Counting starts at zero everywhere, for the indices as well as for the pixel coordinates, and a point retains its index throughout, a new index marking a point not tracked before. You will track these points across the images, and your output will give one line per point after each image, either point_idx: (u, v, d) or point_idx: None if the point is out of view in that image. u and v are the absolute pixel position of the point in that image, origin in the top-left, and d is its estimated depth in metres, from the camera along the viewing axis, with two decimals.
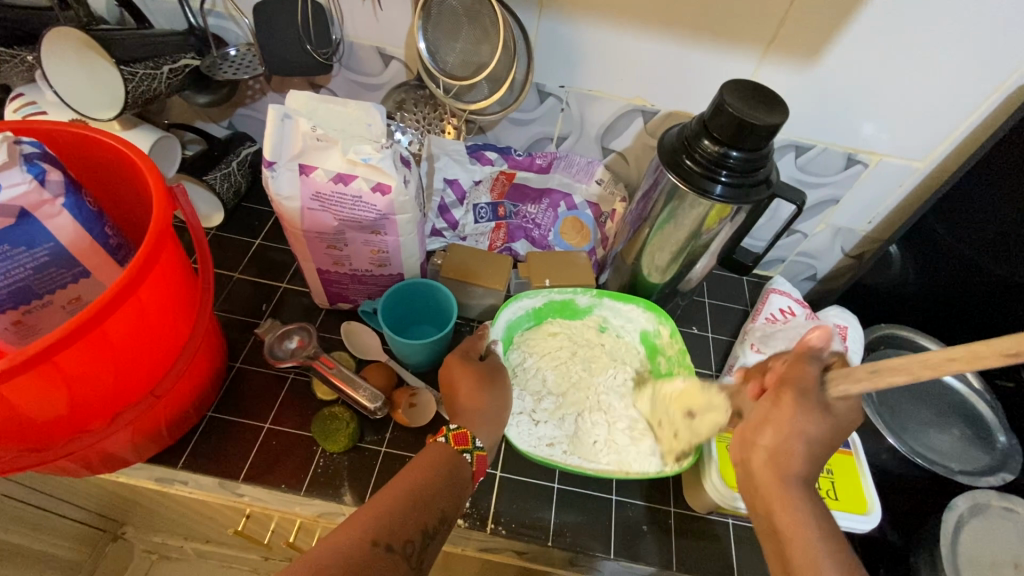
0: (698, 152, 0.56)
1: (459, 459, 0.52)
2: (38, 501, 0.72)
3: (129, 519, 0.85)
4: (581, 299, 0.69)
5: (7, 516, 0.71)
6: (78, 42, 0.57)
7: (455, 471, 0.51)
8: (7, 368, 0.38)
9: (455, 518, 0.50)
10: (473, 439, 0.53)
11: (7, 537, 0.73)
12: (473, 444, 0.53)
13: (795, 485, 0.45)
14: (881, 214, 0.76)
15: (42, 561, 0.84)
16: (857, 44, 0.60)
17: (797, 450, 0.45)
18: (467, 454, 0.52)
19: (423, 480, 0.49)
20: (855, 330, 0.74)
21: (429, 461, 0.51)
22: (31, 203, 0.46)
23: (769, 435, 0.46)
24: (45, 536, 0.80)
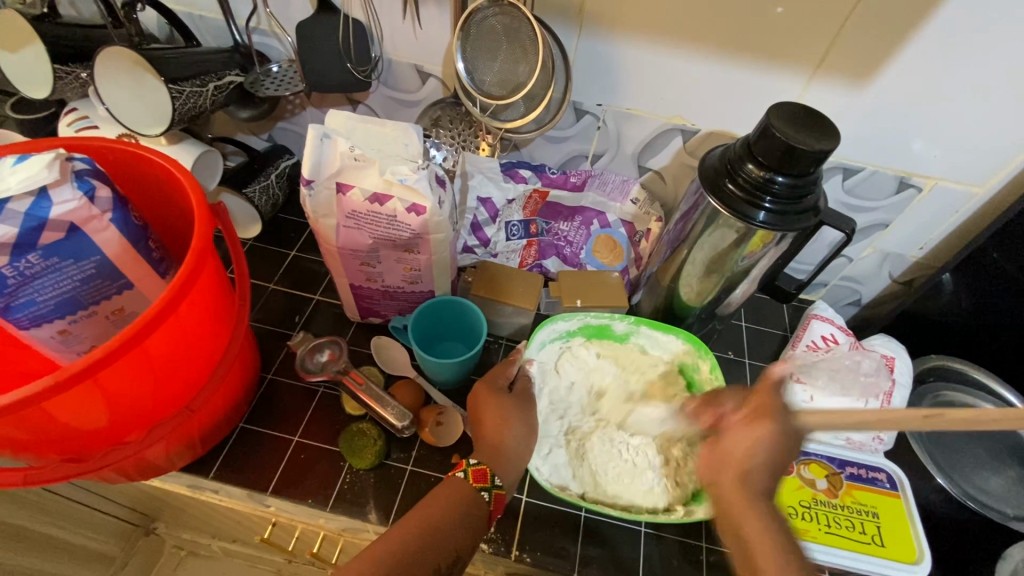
0: (742, 176, 0.54)
1: (476, 496, 0.51)
2: (78, 496, 0.74)
3: (161, 516, 0.86)
4: (619, 325, 0.67)
5: (47, 510, 0.73)
6: (127, 62, 0.59)
7: (473, 506, 0.51)
8: (52, 385, 0.39)
9: (468, 556, 0.50)
10: (491, 477, 0.52)
11: (50, 528, 0.76)
12: (491, 483, 0.52)
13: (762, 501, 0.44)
14: (935, 239, 0.72)
15: (80, 554, 0.86)
16: (914, 65, 0.57)
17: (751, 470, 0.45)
18: (484, 492, 0.51)
19: (438, 515, 0.49)
20: (903, 361, 0.71)
21: (448, 493, 0.51)
22: (80, 218, 0.48)
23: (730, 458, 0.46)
24: (82, 529, 0.82)
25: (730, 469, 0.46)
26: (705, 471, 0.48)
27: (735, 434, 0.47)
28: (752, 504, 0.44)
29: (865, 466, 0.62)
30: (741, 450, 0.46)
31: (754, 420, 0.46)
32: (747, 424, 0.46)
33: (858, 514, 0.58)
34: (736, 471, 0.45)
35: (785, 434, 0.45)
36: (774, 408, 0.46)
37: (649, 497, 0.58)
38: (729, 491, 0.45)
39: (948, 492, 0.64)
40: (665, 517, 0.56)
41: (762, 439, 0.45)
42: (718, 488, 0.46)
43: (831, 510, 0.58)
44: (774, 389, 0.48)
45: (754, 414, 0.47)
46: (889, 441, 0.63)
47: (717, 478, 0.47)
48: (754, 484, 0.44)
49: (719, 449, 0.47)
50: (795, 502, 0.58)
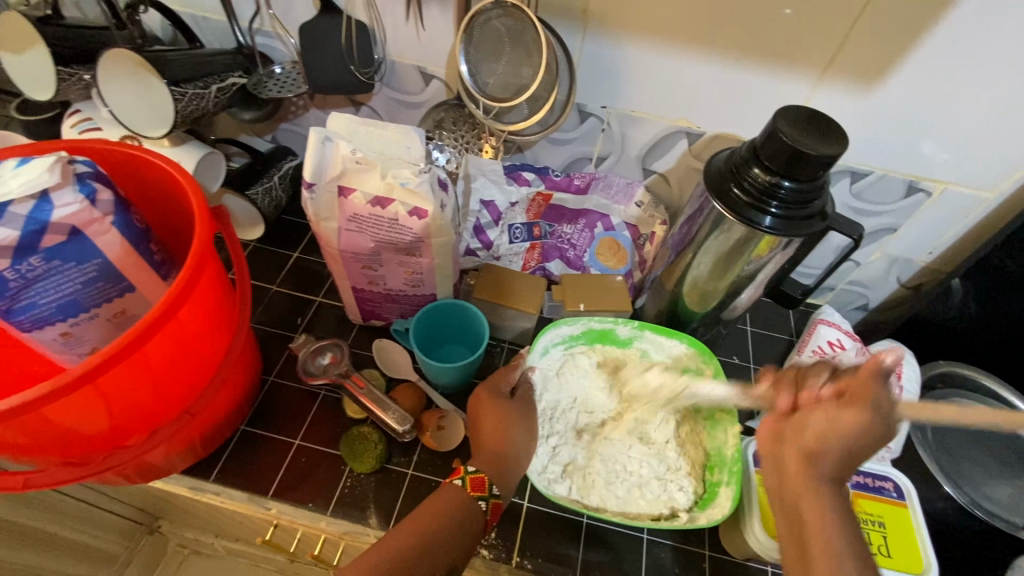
0: (748, 180, 0.53)
1: (472, 505, 0.51)
2: (81, 495, 0.74)
3: (164, 514, 0.86)
4: (622, 330, 0.67)
5: (50, 509, 0.73)
6: (132, 63, 0.59)
7: (466, 516, 0.50)
8: (51, 391, 0.39)
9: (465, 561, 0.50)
10: (489, 487, 0.51)
11: (53, 527, 0.76)
12: (489, 491, 0.51)
13: (828, 486, 0.43)
14: (945, 244, 0.71)
15: (84, 553, 0.86)
16: (924, 69, 0.56)
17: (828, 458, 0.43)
18: (482, 501, 0.51)
19: (434, 522, 0.49)
20: (911, 367, 0.70)
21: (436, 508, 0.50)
22: (81, 221, 0.48)
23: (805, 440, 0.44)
24: (84, 527, 0.82)
25: (801, 449, 0.44)
26: (766, 443, 0.47)
27: (810, 414, 0.45)
28: (816, 491, 0.43)
29: (872, 475, 0.61)
30: (822, 436, 0.43)
31: (845, 404, 0.43)
32: (834, 405, 0.43)
33: (864, 524, 0.57)
34: (799, 451, 0.44)
35: (877, 427, 0.41)
36: (866, 394, 0.42)
37: (651, 505, 0.58)
38: (790, 469, 0.44)
39: (956, 500, 0.63)
40: (668, 524, 0.55)
41: (847, 425, 0.42)
42: (781, 465, 0.45)
43: None
44: (875, 376, 0.43)
45: (843, 397, 0.43)
46: (897, 448, 0.64)
47: (781, 455, 0.46)
48: (821, 468, 0.43)
49: (796, 423, 0.45)
50: None
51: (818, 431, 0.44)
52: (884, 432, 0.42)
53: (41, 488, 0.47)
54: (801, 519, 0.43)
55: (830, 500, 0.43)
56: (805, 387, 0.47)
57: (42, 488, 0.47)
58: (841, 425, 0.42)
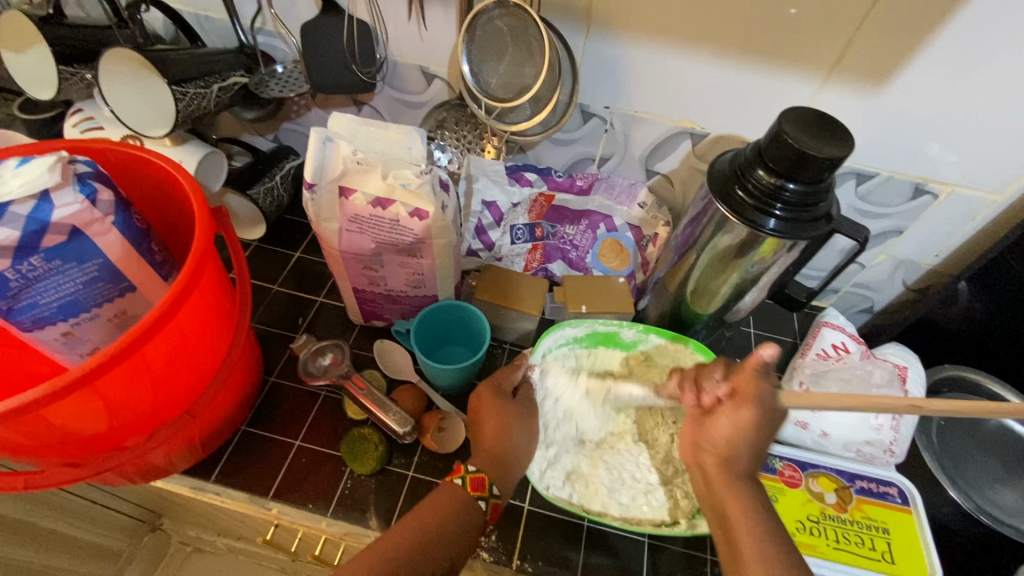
0: (751, 182, 0.52)
1: (474, 506, 0.51)
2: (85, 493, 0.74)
3: (166, 512, 0.85)
4: (626, 333, 0.66)
5: (55, 508, 0.73)
6: (131, 62, 0.59)
7: (467, 520, 0.50)
8: (50, 393, 0.39)
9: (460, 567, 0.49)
10: (489, 486, 0.52)
11: (57, 525, 0.76)
12: (489, 491, 0.51)
13: (742, 483, 0.45)
14: (950, 247, 0.71)
15: (85, 550, 0.84)
16: (931, 70, 0.55)
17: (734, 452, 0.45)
18: (482, 501, 0.51)
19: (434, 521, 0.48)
20: (915, 371, 0.69)
21: (437, 508, 0.49)
22: (82, 221, 0.48)
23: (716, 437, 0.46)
24: (86, 523, 0.81)
25: (714, 452, 0.47)
26: (688, 453, 0.50)
27: (716, 417, 0.47)
28: (734, 488, 0.45)
29: (875, 480, 0.60)
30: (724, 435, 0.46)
31: (738, 404, 0.45)
32: (730, 408, 0.46)
33: (868, 530, 0.57)
34: (715, 457, 0.47)
35: (767, 419, 0.44)
36: (755, 392, 0.44)
37: (653, 510, 0.58)
38: (712, 476, 0.46)
39: (961, 505, 0.62)
40: (669, 530, 0.55)
41: (747, 424, 0.44)
42: (701, 471, 0.48)
43: (840, 525, 0.57)
44: (759, 374, 0.44)
45: (736, 397, 0.45)
46: (901, 453, 0.63)
47: (700, 459, 0.48)
48: (736, 468, 0.45)
49: (707, 427, 0.48)
50: (804, 517, 0.57)
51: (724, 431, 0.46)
52: (774, 422, 0.45)
53: (41, 488, 0.47)
54: (723, 514, 0.45)
55: (745, 495, 0.45)
56: (705, 387, 0.49)
57: (42, 489, 0.47)
58: (740, 425, 0.45)
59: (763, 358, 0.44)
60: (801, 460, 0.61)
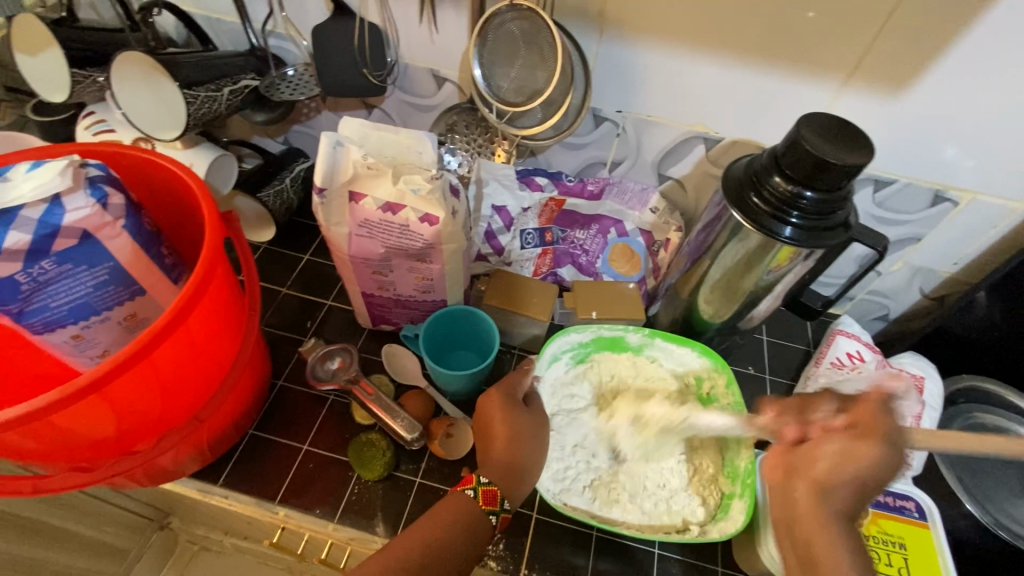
0: (768, 190, 0.51)
1: (482, 520, 0.50)
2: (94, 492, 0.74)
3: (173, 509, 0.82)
4: (632, 337, 0.66)
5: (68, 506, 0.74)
6: (143, 66, 0.58)
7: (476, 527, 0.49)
8: (61, 398, 0.39)
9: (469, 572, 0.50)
10: (501, 501, 0.51)
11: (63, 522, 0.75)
12: (500, 506, 0.51)
13: (837, 520, 0.42)
14: (970, 255, 0.69)
15: (89, 547, 0.82)
16: (954, 74, 0.54)
17: (837, 484, 0.43)
18: (492, 516, 0.50)
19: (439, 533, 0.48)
20: (934, 381, 0.68)
21: (444, 517, 0.49)
22: (93, 225, 0.48)
23: (820, 467, 0.44)
24: (91, 520, 0.79)
25: (809, 480, 0.44)
26: (777, 473, 0.47)
27: (822, 445, 0.45)
28: (823, 515, 0.43)
29: (892, 494, 0.59)
30: (827, 465, 0.44)
31: (854, 434, 0.44)
32: (845, 437, 0.44)
33: (885, 545, 0.56)
34: (810, 482, 0.44)
35: (890, 456, 0.42)
36: (876, 424, 0.44)
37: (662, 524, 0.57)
38: (802, 504, 0.44)
39: (979, 520, 0.59)
40: (681, 536, 0.55)
41: (856, 455, 0.43)
42: (792, 497, 0.45)
43: None
44: (882, 410, 0.44)
45: (853, 430, 0.44)
46: (917, 468, 0.63)
47: (791, 487, 0.45)
48: (832, 504, 0.43)
49: (804, 453, 0.46)
50: None
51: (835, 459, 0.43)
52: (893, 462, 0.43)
53: (51, 493, 0.47)
54: (812, 557, 0.42)
55: (841, 540, 0.41)
56: (814, 417, 0.47)
57: (51, 493, 0.47)
58: (849, 453, 0.43)
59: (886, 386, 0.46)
60: None
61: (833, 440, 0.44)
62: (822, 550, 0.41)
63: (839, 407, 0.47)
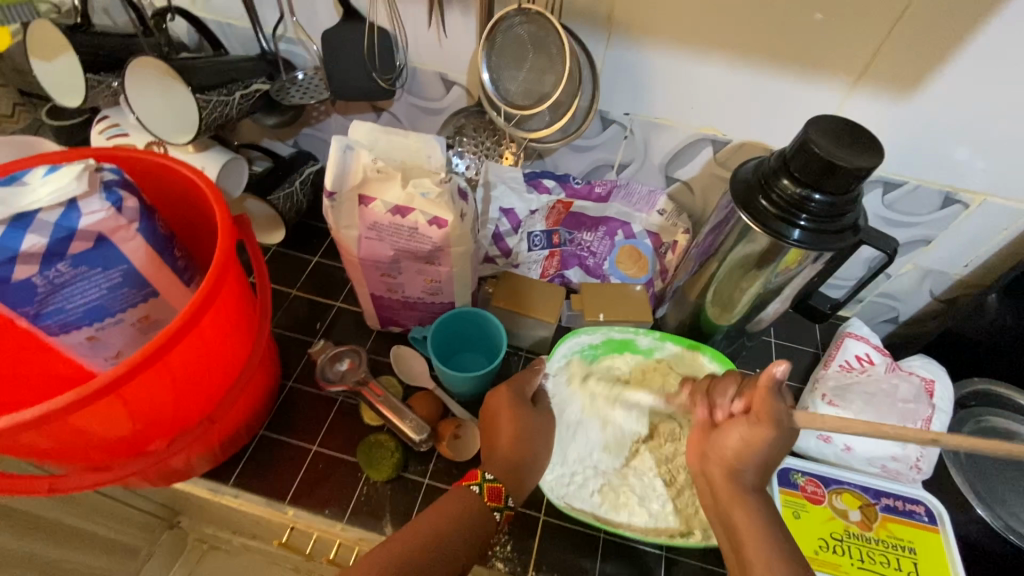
0: (775, 192, 0.51)
1: (488, 515, 0.51)
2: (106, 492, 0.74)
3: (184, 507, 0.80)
4: (642, 341, 0.66)
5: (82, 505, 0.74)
6: (157, 71, 0.59)
7: (479, 520, 0.50)
8: (77, 400, 0.40)
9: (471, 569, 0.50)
10: (505, 498, 0.51)
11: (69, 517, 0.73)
12: (505, 503, 0.51)
13: (747, 492, 0.49)
14: (981, 257, 0.68)
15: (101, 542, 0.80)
16: (965, 76, 0.53)
17: (739, 464, 0.49)
18: (497, 513, 0.51)
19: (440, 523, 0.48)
20: (943, 384, 0.66)
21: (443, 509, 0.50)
22: (108, 228, 0.48)
23: (727, 449, 0.50)
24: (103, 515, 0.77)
25: (723, 465, 0.50)
26: (695, 459, 0.54)
27: (727, 433, 0.50)
28: (742, 499, 0.48)
29: (902, 498, 0.59)
30: (729, 444, 0.50)
31: (753, 423, 0.48)
32: (744, 424, 0.49)
33: (894, 550, 0.56)
34: (723, 465, 0.50)
35: (781, 438, 0.47)
36: (771, 412, 0.47)
37: (669, 525, 0.57)
38: (718, 485, 0.50)
39: (990, 525, 0.59)
40: (682, 540, 0.55)
41: (758, 442, 0.48)
42: (707, 478, 0.52)
43: (864, 544, 0.56)
44: (773, 394, 0.47)
45: (751, 418, 0.48)
46: (928, 469, 0.60)
47: (706, 470, 0.52)
48: (742, 480, 0.49)
49: (713, 442, 0.51)
50: (826, 534, 0.56)
51: (736, 446, 0.49)
52: (787, 439, 0.47)
53: (65, 492, 0.48)
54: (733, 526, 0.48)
55: (755, 508, 0.48)
56: (717, 403, 0.53)
57: (66, 492, 0.47)
58: (752, 441, 0.48)
59: (776, 376, 0.46)
60: (824, 476, 0.60)
61: (739, 426, 0.49)
62: (747, 537, 0.46)
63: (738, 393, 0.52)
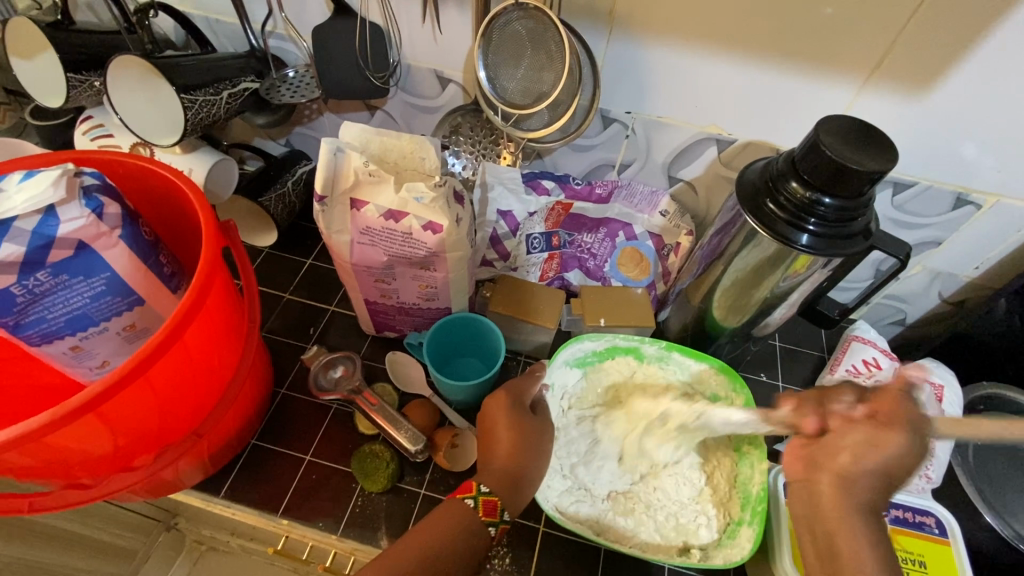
0: (784, 195, 0.49)
1: (482, 532, 0.49)
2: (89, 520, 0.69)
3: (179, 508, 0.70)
4: (648, 349, 0.64)
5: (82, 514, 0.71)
6: (139, 69, 0.57)
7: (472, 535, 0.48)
8: (54, 420, 0.38)
9: None
10: (500, 512, 0.49)
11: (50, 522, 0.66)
12: (499, 517, 0.49)
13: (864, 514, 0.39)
14: (993, 259, 0.66)
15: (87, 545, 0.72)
16: (982, 73, 0.51)
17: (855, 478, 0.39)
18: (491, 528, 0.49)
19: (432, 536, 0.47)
20: (954, 391, 0.65)
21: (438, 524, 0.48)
22: (89, 235, 0.46)
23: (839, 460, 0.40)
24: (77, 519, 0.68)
25: (830, 475, 0.40)
26: (797, 468, 0.42)
27: (843, 436, 0.40)
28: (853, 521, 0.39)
29: (912, 509, 0.57)
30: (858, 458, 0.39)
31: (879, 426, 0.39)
32: (868, 428, 0.39)
33: (904, 563, 0.54)
34: (834, 475, 0.40)
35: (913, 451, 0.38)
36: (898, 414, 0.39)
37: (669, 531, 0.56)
38: (825, 497, 0.40)
39: (1000, 533, 0.57)
40: (682, 560, 0.53)
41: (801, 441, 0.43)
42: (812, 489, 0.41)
43: None
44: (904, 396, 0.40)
45: (876, 420, 0.39)
46: (938, 479, 0.60)
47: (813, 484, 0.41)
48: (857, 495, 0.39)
49: (822, 445, 0.41)
50: None
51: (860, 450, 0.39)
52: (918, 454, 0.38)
53: (48, 511, 0.46)
54: (837, 551, 0.39)
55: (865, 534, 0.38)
56: (831, 407, 0.42)
57: (50, 510, 0.46)
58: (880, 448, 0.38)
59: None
60: None
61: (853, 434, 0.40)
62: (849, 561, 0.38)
63: (855, 394, 0.41)
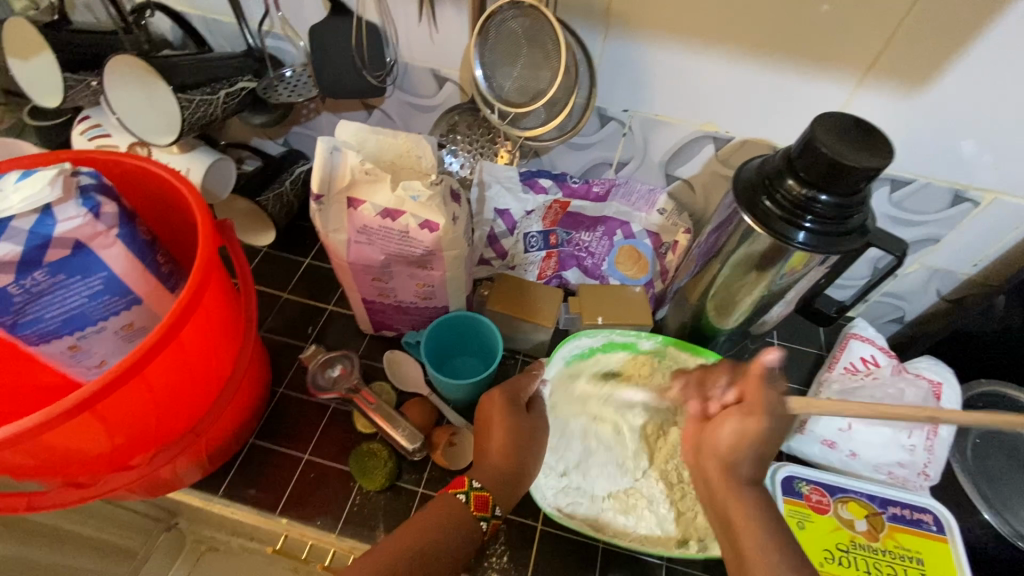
0: (780, 193, 0.49)
1: (474, 525, 0.49)
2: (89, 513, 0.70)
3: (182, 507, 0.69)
4: (644, 344, 0.63)
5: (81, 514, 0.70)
6: (135, 68, 0.57)
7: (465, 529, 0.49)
8: (50, 418, 0.38)
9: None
10: (493, 507, 0.50)
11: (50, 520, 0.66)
12: (492, 513, 0.50)
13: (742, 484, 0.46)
14: (991, 256, 0.66)
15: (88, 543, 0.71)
16: (979, 70, 0.51)
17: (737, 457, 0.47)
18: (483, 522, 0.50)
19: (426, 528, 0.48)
20: (951, 388, 0.64)
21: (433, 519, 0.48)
22: (86, 235, 0.47)
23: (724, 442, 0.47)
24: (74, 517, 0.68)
25: (717, 459, 0.48)
26: (688, 453, 0.52)
27: (721, 422, 0.48)
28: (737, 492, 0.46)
29: (909, 506, 0.57)
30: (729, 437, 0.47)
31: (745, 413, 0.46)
32: (738, 416, 0.47)
33: (901, 561, 0.54)
34: (715, 460, 0.48)
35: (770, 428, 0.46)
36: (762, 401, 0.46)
37: (666, 528, 0.56)
38: (716, 486, 0.47)
39: (998, 530, 0.57)
40: (680, 552, 0.53)
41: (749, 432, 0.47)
42: (704, 478, 0.49)
43: (871, 555, 0.55)
44: (764, 382, 0.47)
45: (743, 408, 0.47)
46: (936, 476, 0.60)
47: (703, 468, 0.49)
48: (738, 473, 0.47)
49: (707, 434, 0.50)
50: (832, 545, 0.55)
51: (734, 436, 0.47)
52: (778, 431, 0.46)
53: (45, 509, 0.46)
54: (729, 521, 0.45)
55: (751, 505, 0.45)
56: (709, 396, 0.52)
57: (49, 509, 0.46)
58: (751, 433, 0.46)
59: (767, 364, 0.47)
60: (829, 485, 0.58)
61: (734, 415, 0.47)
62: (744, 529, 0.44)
63: (729, 382, 0.51)
